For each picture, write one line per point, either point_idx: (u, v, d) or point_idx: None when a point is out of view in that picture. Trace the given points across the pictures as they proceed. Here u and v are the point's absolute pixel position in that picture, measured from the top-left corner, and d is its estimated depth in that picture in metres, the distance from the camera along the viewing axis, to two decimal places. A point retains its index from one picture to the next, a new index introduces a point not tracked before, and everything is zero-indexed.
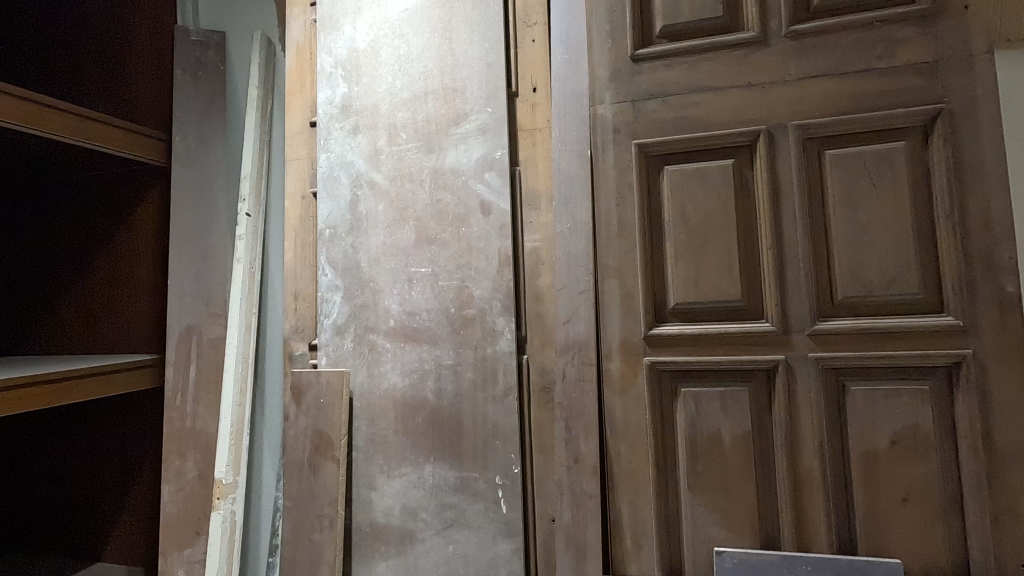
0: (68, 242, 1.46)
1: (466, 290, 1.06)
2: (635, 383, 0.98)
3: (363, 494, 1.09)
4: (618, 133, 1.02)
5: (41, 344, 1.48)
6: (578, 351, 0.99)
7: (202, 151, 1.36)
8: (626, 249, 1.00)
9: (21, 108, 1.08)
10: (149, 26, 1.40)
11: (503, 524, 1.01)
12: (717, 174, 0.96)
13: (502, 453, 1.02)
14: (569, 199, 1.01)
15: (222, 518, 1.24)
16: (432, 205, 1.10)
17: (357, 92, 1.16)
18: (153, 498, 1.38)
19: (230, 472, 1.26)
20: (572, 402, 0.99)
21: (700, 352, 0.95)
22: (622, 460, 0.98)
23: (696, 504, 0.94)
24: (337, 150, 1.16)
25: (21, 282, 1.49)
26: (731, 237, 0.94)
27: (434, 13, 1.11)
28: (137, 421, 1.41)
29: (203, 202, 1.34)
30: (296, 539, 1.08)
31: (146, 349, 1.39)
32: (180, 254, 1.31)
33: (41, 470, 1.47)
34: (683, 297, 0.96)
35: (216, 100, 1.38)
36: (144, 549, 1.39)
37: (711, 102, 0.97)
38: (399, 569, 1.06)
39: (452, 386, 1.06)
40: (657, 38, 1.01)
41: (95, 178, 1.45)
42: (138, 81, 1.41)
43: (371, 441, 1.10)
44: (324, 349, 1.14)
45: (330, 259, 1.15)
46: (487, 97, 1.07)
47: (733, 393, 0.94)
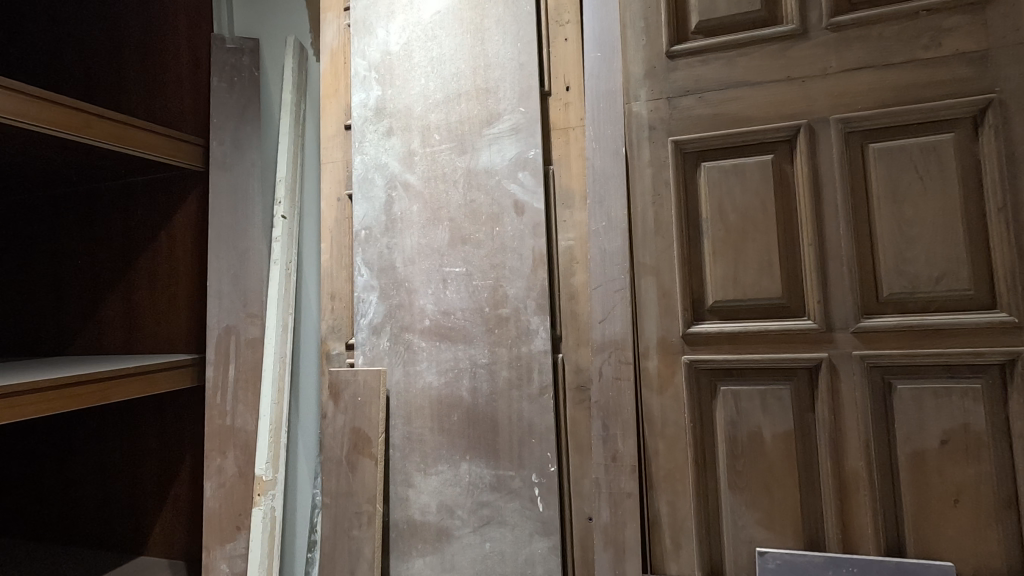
0: (110, 247, 1.51)
1: (501, 290, 1.07)
2: (673, 382, 0.98)
3: (400, 492, 1.11)
4: (653, 131, 1.01)
5: (86, 345, 1.53)
6: (614, 349, 0.99)
7: (238, 156, 1.39)
8: (663, 247, 0.99)
9: (69, 117, 1.13)
10: (187, 35, 1.44)
11: (540, 522, 1.01)
12: (756, 170, 0.95)
13: (538, 451, 1.02)
14: (603, 198, 1.01)
15: (263, 514, 1.27)
16: (465, 205, 1.11)
17: (391, 94, 1.17)
18: (195, 494, 1.42)
19: (270, 469, 1.29)
20: (609, 401, 0.98)
21: (740, 351, 0.94)
22: (660, 459, 0.98)
23: (737, 503, 0.93)
24: (371, 153, 1.18)
25: (67, 286, 1.55)
26: (771, 233, 0.93)
27: (467, 14, 1.12)
28: (178, 419, 1.45)
29: (240, 205, 1.37)
30: (336, 536, 1.10)
31: (187, 348, 1.43)
32: (219, 256, 1.34)
33: (86, 468, 1.53)
34: (722, 295, 0.95)
35: (250, 105, 1.41)
36: (188, 544, 1.44)
37: (750, 97, 0.96)
38: (436, 567, 1.07)
39: (487, 385, 1.06)
40: (692, 34, 1.00)
41: (136, 182, 1.49)
42: (176, 88, 1.45)
43: (408, 439, 1.11)
44: (361, 348, 1.16)
45: (366, 259, 1.17)
46: (519, 97, 1.07)
47: (774, 392, 0.93)
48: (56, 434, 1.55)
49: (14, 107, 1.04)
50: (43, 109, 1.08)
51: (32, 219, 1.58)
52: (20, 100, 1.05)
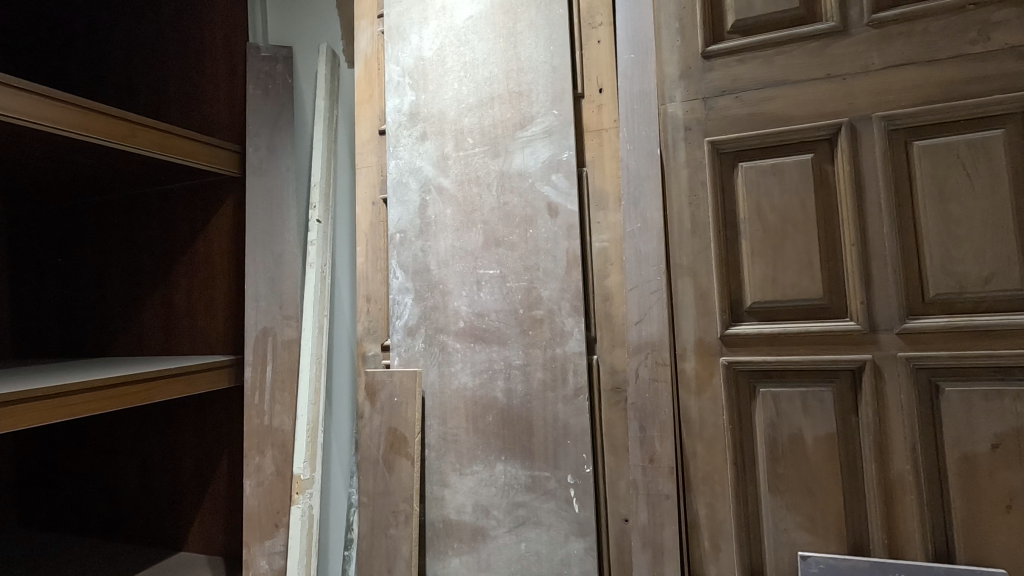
0: (150, 251, 1.56)
1: (535, 291, 1.07)
2: (711, 384, 0.97)
3: (436, 492, 1.12)
4: (689, 132, 1.01)
5: (129, 347, 1.59)
6: (651, 351, 0.99)
7: (272, 160, 1.41)
8: (700, 248, 0.99)
9: (114, 126, 1.17)
10: (223, 44, 1.48)
11: (576, 523, 1.01)
12: (795, 170, 0.94)
13: (573, 452, 1.02)
14: (639, 199, 1.01)
15: (301, 511, 1.30)
16: (499, 208, 1.11)
17: (424, 99, 1.19)
18: (234, 491, 1.46)
19: (307, 468, 1.32)
20: (646, 402, 0.98)
21: (780, 352, 0.93)
22: (698, 461, 0.97)
23: (778, 507, 0.93)
24: (406, 157, 1.20)
25: (110, 289, 1.60)
26: (812, 234, 0.92)
27: (499, 19, 1.13)
28: (216, 418, 1.49)
29: (275, 207, 1.39)
30: (373, 534, 1.12)
31: (225, 350, 1.47)
32: (255, 258, 1.36)
33: (128, 466, 1.58)
34: (761, 296, 0.94)
35: (284, 111, 1.43)
36: (227, 540, 1.48)
37: (788, 96, 0.95)
38: (472, 566, 1.08)
39: (522, 387, 1.07)
40: (728, 34, 0.99)
41: (175, 189, 1.53)
42: (214, 97, 1.49)
43: (443, 439, 1.12)
44: (397, 349, 1.18)
45: (400, 262, 1.19)
46: (553, 100, 1.08)
47: (815, 394, 0.92)
48: (101, 433, 1.60)
49: (62, 117, 1.08)
50: (90, 119, 1.12)
51: (76, 225, 1.64)
52: (68, 111, 1.09)
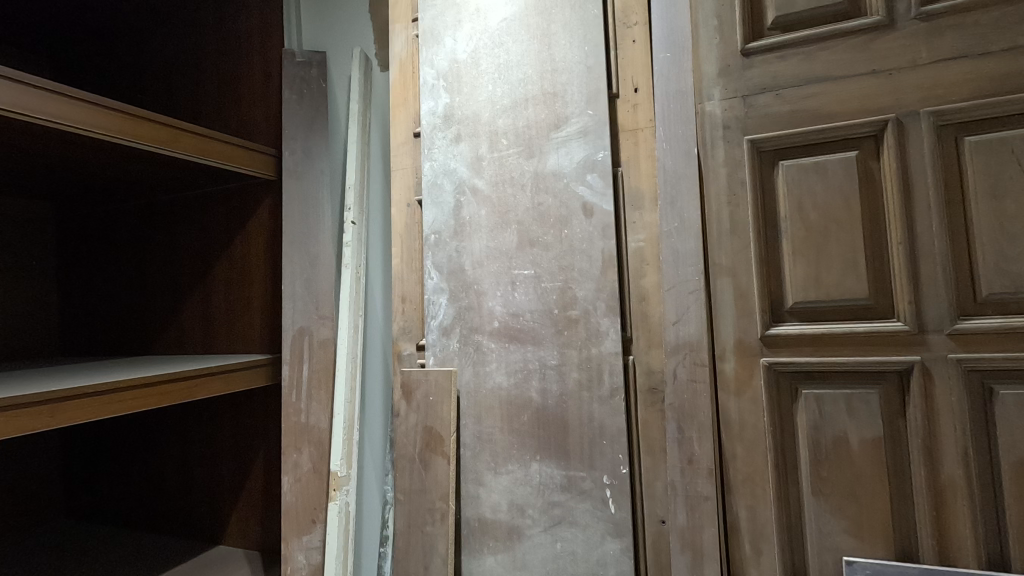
0: (190, 253, 1.61)
1: (569, 292, 1.08)
2: (752, 385, 0.96)
3: (471, 490, 1.13)
4: (728, 130, 1.00)
5: (170, 346, 1.64)
6: (689, 351, 0.98)
7: (308, 163, 1.44)
8: (739, 247, 0.98)
9: (158, 132, 1.19)
10: (259, 50, 1.51)
11: (612, 524, 1.01)
12: (839, 168, 0.92)
13: (609, 453, 1.02)
14: (676, 198, 1.01)
15: (338, 509, 1.33)
16: (534, 208, 1.12)
17: (458, 101, 1.20)
18: (272, 487, 1.50)
19: (344, 465, 1.35)
20: (684, 403, 0.98)
21: (824, 353, 0.92)
22: (738, 463, 0.96)
23: (822, 511, 0.91)
24: (440, 159, 1.21)
25: (153, 290, 1.66)
26: (857, 233, 0.90)
27: (534, 21, 1.14)
28: (254, 416, 1.52)
29: (310, 209, 1.42)
30: (410, 531, 1.13)
31: (263, 349, 1.51)
32: (291, 258, 1.39)
33: (169, 461, 1.62)
34: (803, 296, 0.93)
35: (318, 116, 1.46)
36: (266, 535, 1.51)
37: (831, 93, 0.93)
38: (508, 565, 1.09)
39: (557, 387, 1.07)
40: (768, 30, 0.98)
41: (214, 192, 1.58)
42: (251, 102, 1.52)
43: (479, 438, 1.13)
44: (432, 349, 1.19)
45: (435, 262, 1.20)
46: (587, 100, 1.08)
47: (860, 396, 0.90)
48: (143, 429, 1.65)
49: (110, 124, 1.11)
50: (136, 125, 1.15)
51: (119, 227, 1.69)
52: (115, 118, 1.12)
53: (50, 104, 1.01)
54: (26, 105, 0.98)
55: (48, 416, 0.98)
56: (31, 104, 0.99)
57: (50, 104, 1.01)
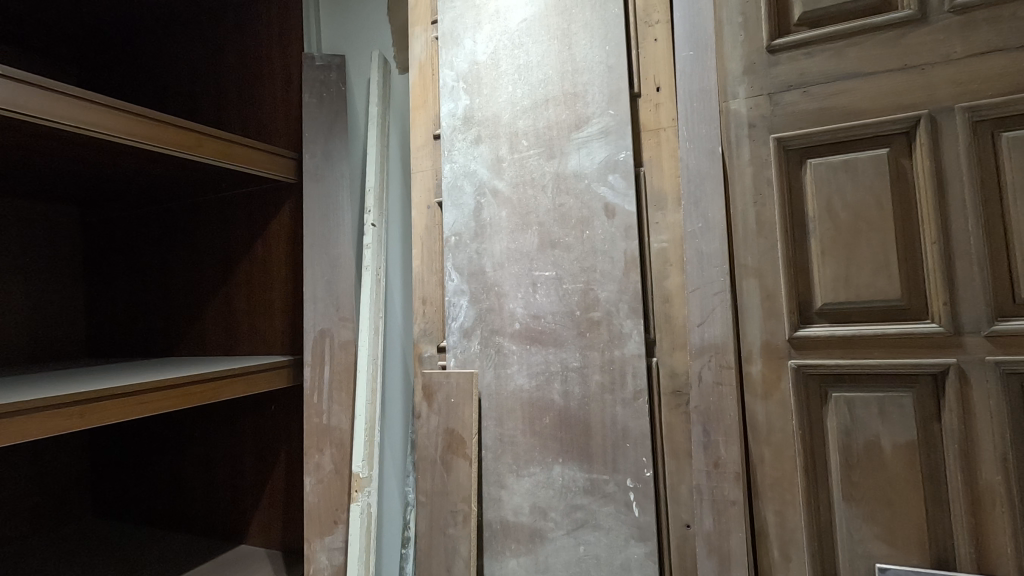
0: (212, 255, 1.63)
1: (591, 293, 1.07)
2: (780, 388, 0.94)
3: (493, 492, 1.13)
4: (753, 129, 0.99)
5: (194, 347, 1.66)
6: (714, 353, 0.97)
7: (329, 166, 1.45)
8: (766, 247, 0.96)
9: (182, 137, 1.21)
10: (280, 54, 1.53)
11: (635, 527, 1.00)
12: (869, 166, 0.90)
13: (632, 456, 1.01)
14: (700, 198, 0.99)
15: (360, 509, 1.34)
16: (555, 210, 1.11)
17: (478, 103, 1.20)
18: (294, 488, 1.51)
19: (365, 467, 1.36)
20: (710, 406, 0.96)
21: (854, 355, 0.90)
22: (766, 467, 0.95)
23: (853, 516, 0.89)
24: (460, 161, 1.21)
25: (177, 292, 1.68)
26: (888, 232, 0.88)
27: (554, 21, 1.13)
28: (275, 417, 1.54)
29: (331, 212, 1.43)
30: (432, 533, 1.14)
31: (284, 351, 1.52)
32: (311, 261, 1.40)
33: (194, 461, 1.65)
34: (833, 297, 0.91)
35: (338, 119, 1.47)
36: (288, 535, 1.53)
37: (861, 89, 0.91)
38: (530, 568, 1.08)
39: (579, 389, 1.07)
40: (794, 27, 0.97)
41: (235, 195, 1.60)
42: (271, 106, 1.54)
43: (500, 440, 1.13)
44: (453, 351, 1.19)
45: (456, 264, 1.20)
46: (609, 100, 1.07)
47: (894, 399, 0.88)
48: (167, 430, 1.68)
49: (136, 130, 1.13)
50: (161, 130, 1.17)
51: (144, 230, 1.72)
52: (141, 123, 1.14)
53: (79, 111, 1.04)
54: (56, 112, 1.00)
55: (78, 417, 1.00)
56: (61, 111, 1.01)
57: (79, 111, 1.04)
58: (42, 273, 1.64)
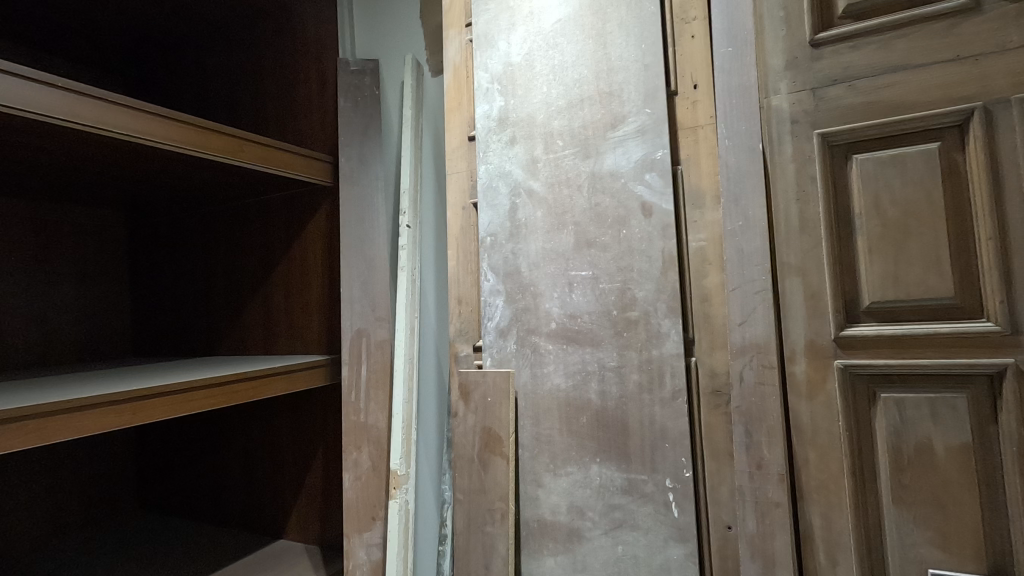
0: (252, 257, 1.68)
1: (629, 293, 1.07)
2: (825, 388, 0.92)
3: (530, 491, 1.13)
4: (796, 125, 0.97)
5: (234, 347, 1.71)
6: (756, 352, 0.95)
7: (364, 169, 1.47)
8: (810, 245, 0.95)
9: (225, 142, 1.25)
10: (315, 60, 1.56)
11: (675, 528, 1.00)
12: (919, 161, 0.88)
13: (671, 456, 1.01)
14: (739, 196, 0.98)
15: (399, 506, 1.35)
16: (591, 209, 1.11)
17: (513, 104, 1.21)
18: (332, 485, 1.55)
19: (403, 464, 1.38)
20: (752, 407, 0.95)
21: (904, 355, 0.88)
22: (811, 469, 0.93)
23: (904, 520, 0.87)
24: (496, 162, 1.22)
25: (218, 293, 1.74)
26: (940, 228, 0.86)
27: (589, 21, 1.13)
28: (313, 415, 1.58)
29: (366, 214, 1.45)
30: (469, 531, 1.15)
31: (322, 350, 1.56)
32: (348, 263, 1.43)
33: (235, 457, 1.70)
34: (881, 295, 0.89)
35: (372, 122, 1.49)
36: (326, 531, 1.56)
37: (910, 82, 0.89)
38: (568, 567, 1.08)
39: (616, 389, 1.07)
40: (838, 20, 0.95)
41: (273, 199, 1.64)
42: (308, 111, 1.58)
43: (537, 439, 1.13)
44: (489, 350, 1.20)
45: (492, 264, 1.21)
46: (645, 98, 1.07)
47: (947, 401, 0.85)
48: (209, 427, 1.73)
49: (182, 136, 1.17)
50: (205, 137, 1.21)
51: (187, 233, 1.78)
52: (187, 130, 1.18)
53: (131, 120, 1.08)
54: (110, 122, 1.05)
55: (130, 414, 1.05)
56: (114, 120, 1.06)
57: (130, 120, 1.08)
58: (92, 275, 1.72)
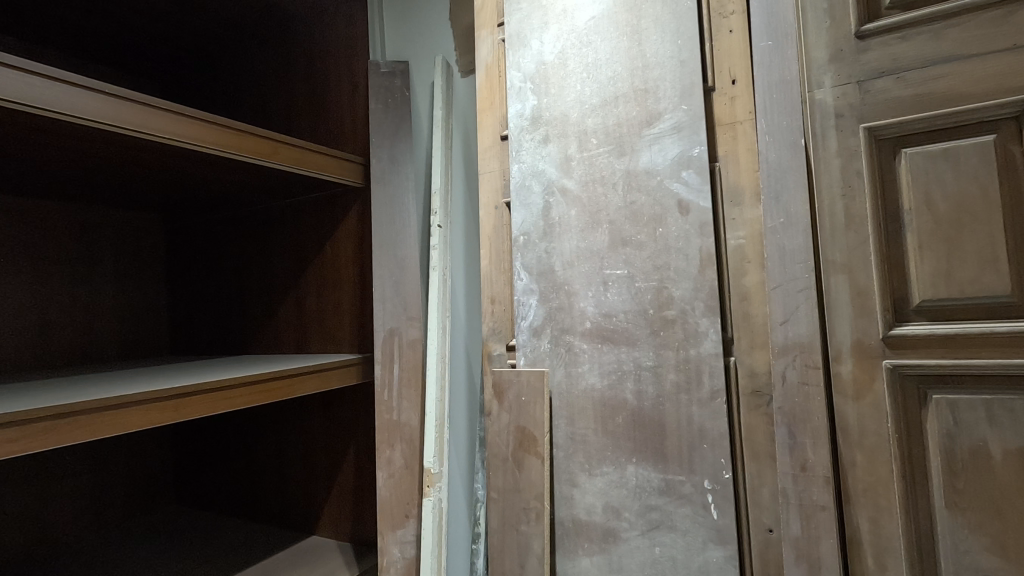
0: (284, 258, 1.71)
1: (665, 292, 1.05)
2: (872, 389, 0.90)
3: (565, 491, 1.13)
4: (841, 119, 0.94)
5: (268, 345, 1.74)
6: (799, 352, 0.93)
7: (394, 170, 1.48)
8: (856, 242, 0.92)
9: (261, 145, 1.28)
10: (347, 62, 1.58)
11: (714, 530, 0.98)
12: (973, 155, 0.85)
13: (710, 457, 0.99)
14: (781, 193, 0.96)
15: (433, 504, 1.36)
16: (626, 207, 1.10)
17: (547, 103, 1.20)
18: (365, 482, 1.57)
19: (437, 462, 1.39)
20: (795, 407, 0.93)
21: (958, 355, 0.85)
22: (858, 472, 0.91)
23: (958, 526, 0.85)
24: (529, 161, 1.22)
25: (251, 293, 1.77)
26: (996, 224, 0.83)
27: (623, 17, 1.12)
28: (345, 413, 1.60)
29: (398, 215, 1.46)
30: (504, 530, 1.15)
31: (354, 349, 1.57)
32: (380, 263, 1.44)
33: (269, 454, 1.73)
34: (932, 293, 0.87)
35: (403, 123, 1.50)
36: (358, 529, 1.58)
37: (962, 73, 0.86)
38: (604, 567, 1.08)
39: (653, 389, 1.05)
40: (885, 11, 0.92)
41: (306, 200, 1.67)
42: (340, 113, 1.60)
43: (572, 439, 1.13)
44: (522, 349, 1.20)
45: (525, 264, 1.21)
46: (681, 95, 1.05)
47: (1003, 403, 0.83)
48: (244, 425, 1.77)
49: (221, 140, 1.20)
50: (242, 140, 1.24)
51: (221, 234, 1.82)
52: (225, 134, 1.20)
53: (172, 124, 1.11)
54: (154, 126, 1.08)
55: (173, 411, 1.08)
56: (157, 124, 1.08)
57: (173, 125, 1.11)
58: (131, 276, 1.77)
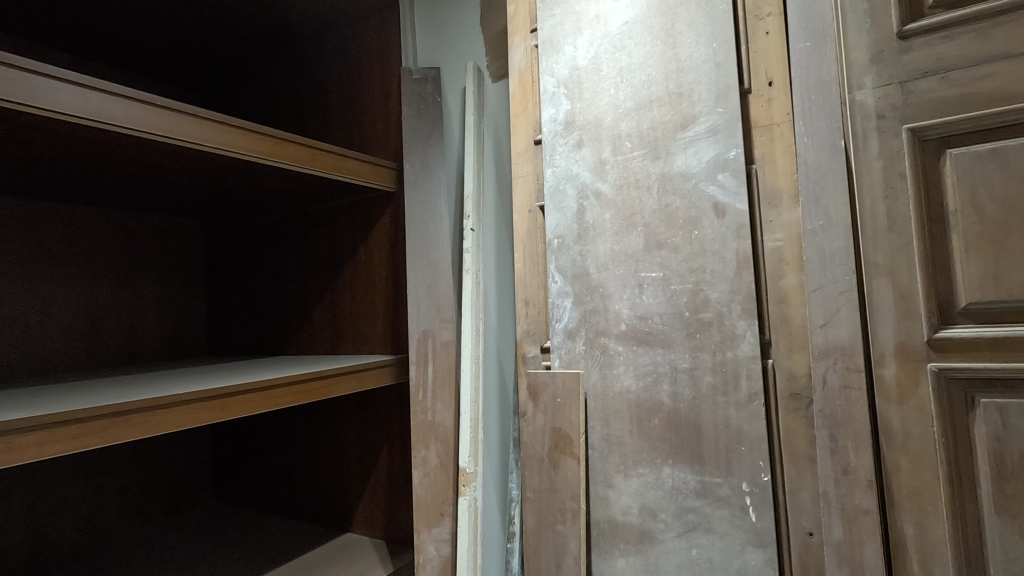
0: (320, 261, 1.75)
1: (701, 294, 1.06)
2: (917, 393, 0.89)
3: (601, 492, 1.14)
4: (882, 120, 0.94)
5: (304, 347, 1.79)
6: (840, 355, 0.93)
7: (427, 174, 1.51)
8: (899, 244, 0.91)
9: (301, 153, 1.32)
10: (380, 70, 1.62)
11: (753, 533, 0.98)
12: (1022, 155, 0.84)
13: (748, 459, 0.99)
14: (820, 195, 0.96)
15: (469, 503, 1.40)
16: (660, 210, 1.11)
17: (580, 108, 1.22)
18: (399, 481, 1.60)
19: (472, 462, 1.41)
20: (836, 411, 0.93)
21: (1008, 358, 0.84)
22: (902, 476, 0.90)
23: (1008, 532, 0.83)
24: (563, 165, 1.23)
25: (288, 295, 1.82)
26: None
27: (657, 22, 1.13)
28: (380, 413, 1.63)
29: (431, 218, 1.49)
30: (540, 530, 1.16)
31: (389, 351, 1.61)
32: (415, 266, 1.47)
33: (306, 452, 1.77)
34: (979, 296, 0.86)
35: (435, 128, 1.53)
36: (393, 526, 1.61)
37: (1010, 72, 0.85)
38: (640, 568, 1.08)
39: (689, 391, 1.06)
40: (928, 10, 0.91)
41: (341, 205, 1.71)
42: (374, 119, 1.63)
43: (607, 440, 1.14)
44: (557, 351, 1.21)
45: (560, 267, 1.22)
46: (717, 98, 1.06)
47: None
48: (281, 424, 1.82)
49: (264, 148, 1.24)
50: (284, 148, 1.28)
51: (259, 238, 1.88)
52: (269, 142, 1.25)
53: (220, 135, 1.15)
54: (203, 137, 1.12)
55: (222, 409, 1.12)
56: (207, 135, 1.13)
57: (222, 135, 1.16)
58: (172, 279, 1.84)
